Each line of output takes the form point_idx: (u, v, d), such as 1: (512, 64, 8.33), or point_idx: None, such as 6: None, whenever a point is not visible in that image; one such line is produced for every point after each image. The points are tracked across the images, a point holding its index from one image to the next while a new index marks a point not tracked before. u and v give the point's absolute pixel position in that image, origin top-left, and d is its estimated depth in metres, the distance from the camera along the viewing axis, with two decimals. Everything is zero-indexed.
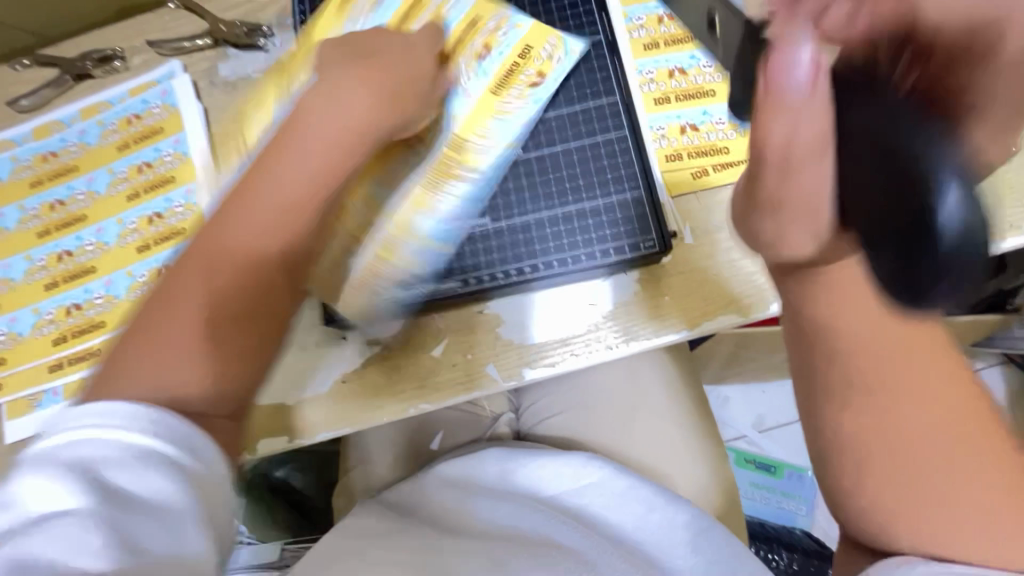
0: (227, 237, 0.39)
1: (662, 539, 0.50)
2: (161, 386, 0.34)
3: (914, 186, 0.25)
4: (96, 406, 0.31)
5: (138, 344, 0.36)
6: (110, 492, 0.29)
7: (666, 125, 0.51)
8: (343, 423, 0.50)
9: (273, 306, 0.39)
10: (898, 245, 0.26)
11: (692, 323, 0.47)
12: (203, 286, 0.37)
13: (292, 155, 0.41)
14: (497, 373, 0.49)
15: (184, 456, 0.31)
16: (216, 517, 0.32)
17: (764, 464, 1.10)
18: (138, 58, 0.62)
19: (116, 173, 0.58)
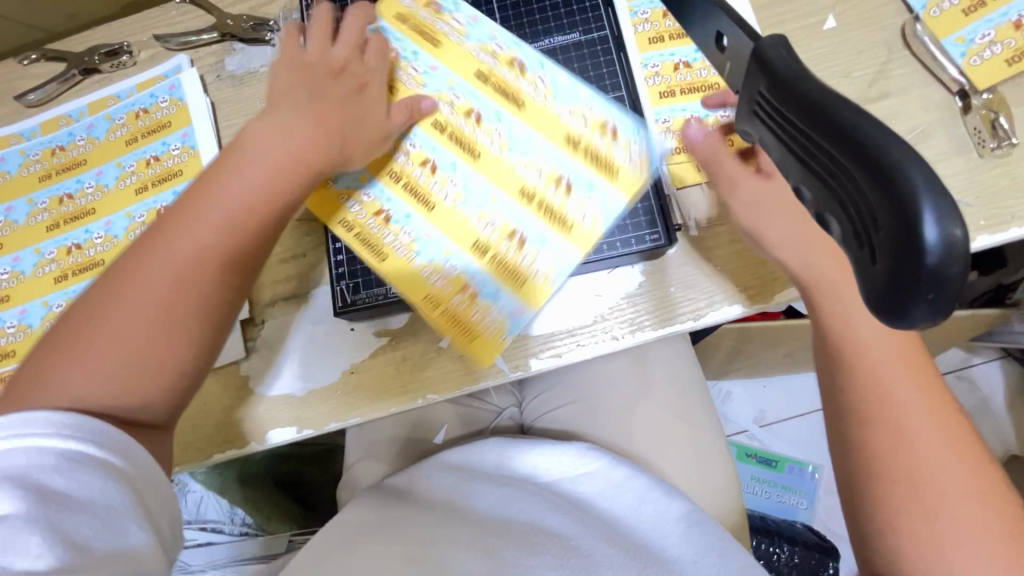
0: (172, 249, 0.40)
1: (656, 528, 0.51)
2: (115, 388, 0.37)
3: (884, 183, 0.17)
4: (19, 415, 0.33)
5: (68, 349, 0.38)
6: (44, 495, 0.31)
7: (671, 118, 0.51)
8: (350, 414, 0.50)
9: (212, 321, 0.41)
10: (894, 265, 0.17)
11: (697, 314, 0.48)
12: (143, 296, 0.39)
13: (237, 174, 0.44)
14: (504, 364, 0.49)
15: (114, 457, 0.34)
16: (151, 513, 0.36)
17: (766, 459, 1.11)
18: (145, 53, 0.62)
19: (124, 167, 0.58)
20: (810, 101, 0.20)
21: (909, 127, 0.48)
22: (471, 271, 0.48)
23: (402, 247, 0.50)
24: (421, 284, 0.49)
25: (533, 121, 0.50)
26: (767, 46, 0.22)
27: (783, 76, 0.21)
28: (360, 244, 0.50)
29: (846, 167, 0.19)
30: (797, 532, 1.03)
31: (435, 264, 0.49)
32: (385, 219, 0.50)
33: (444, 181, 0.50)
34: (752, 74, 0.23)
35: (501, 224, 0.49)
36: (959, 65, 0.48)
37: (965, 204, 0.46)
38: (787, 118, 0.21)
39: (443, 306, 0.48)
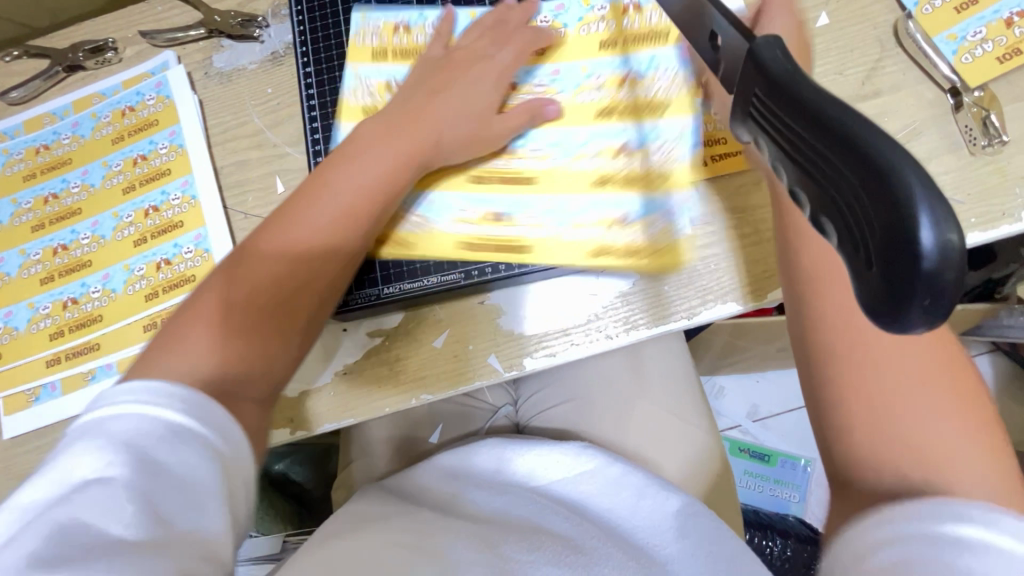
0: (304, 221, 0.44)
1: (654, 525, 0.51)
2: (240, 354, 0.39)
3: (882, 187, 0.17)
4: (138, 381, 0.33)
5: (187, 322, 0.39)
6: (149, 466, 0.31)
7: (606, 144, 0.51)
8: (344, 415, 0.50)
9: (319, 298, 0.44)
10: (887, 269, 0.17)
11: (691, 313, 0.48)
12: (272, 268, 0.42)
13: (368, 156, 0.47)
14: (498, 363, 0.49)
15: (215, 437, 0.33)
16: (234, 501, 0.34)
17: (759, 453, 1.11)
18: (131, 49, 0.61)
19: (110, 166, 0.57)
20: (806, 104, 0.20)
21: (901, 125, 0.48)
22: (605, 203, 0.49)
23: (536, 234, 0.49)
24: (570, 245, 0.49)
25: (569, 66, 0.53)
26: (761, 47, 0.22)
27: (777, 78, 0.21)
28: (489, 253, 0.50)
29: (840, 169, 0.18)
30: (790, 525, 1.04)
31: (573, 222, 0.49)
32: (483, 216, 0.51)
33: (526, 152, 0.51)
34: (748, 75, 0.23)
35: (602, 151, 0.51)
36: (951, 63, 0.48)
37: (957, 202, 0.46)
38: (781, 119, 0.21)
39: (605, 247, 0.48)
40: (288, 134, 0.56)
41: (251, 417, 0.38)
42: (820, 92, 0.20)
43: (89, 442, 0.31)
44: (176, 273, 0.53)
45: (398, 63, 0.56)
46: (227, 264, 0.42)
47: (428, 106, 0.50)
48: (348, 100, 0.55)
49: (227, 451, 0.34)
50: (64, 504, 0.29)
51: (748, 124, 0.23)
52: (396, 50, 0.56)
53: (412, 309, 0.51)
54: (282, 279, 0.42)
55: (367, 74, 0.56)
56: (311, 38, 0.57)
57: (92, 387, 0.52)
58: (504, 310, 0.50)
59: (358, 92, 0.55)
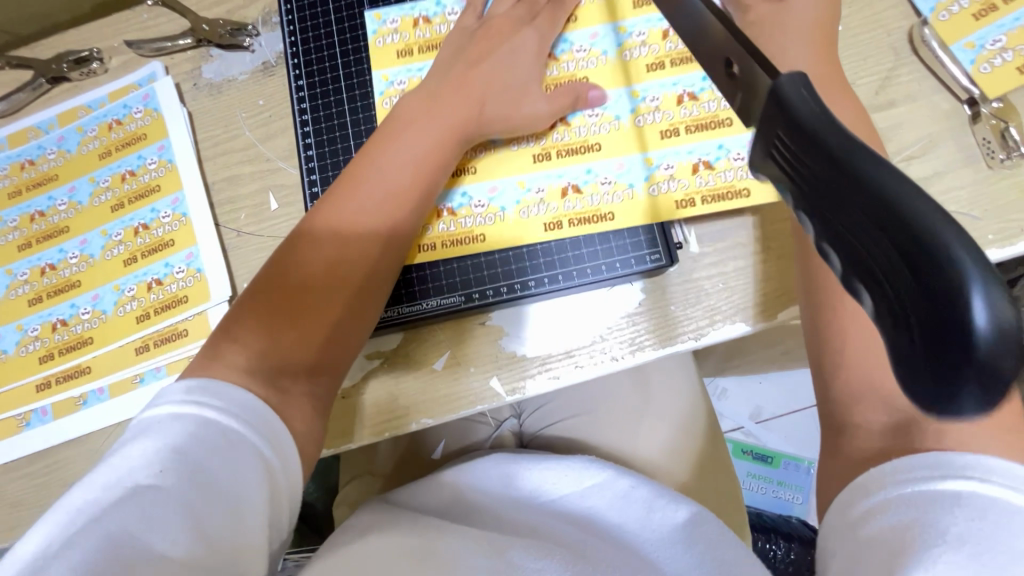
0: (349, 210, 0.46)
1: (662, 537, 0.49)
2: (292, 344, 0.43)
3: (929, 260, 0.16)
4: (204, 384, 0.38)
5: (254, 313, 0.43)
6: (199, 474, 0.34)
7: (661, 95, 0.50)
8: (345, 439, 0.49)
9: (368, 283, 0.46)
10: (932, 350, 0.16)
11: (699, 334, 0.46)
12: (320, 260, 0.44)
13: (406, 140, 0.47)
14: (500, 387, 0.48)
15: (265, 446, 0.38)
16: (274, 511, 0.38)
17: (762, 455, 1.10)
18: (117, 60, 0.59)
19: (98, 182, 0.55)
20: (838, 156, 0.19)
21: (916, 137, 0.47)
22: (681, 150, 0.48)
23: (614, 200, 0.48)
24: (661, 197, 0.48)
25: (606, 39, 0.52)
26: (784, 83, 0.21)
27: (804, 124, 0.20)
28: (588, 226, 0.48)
29: (877, 233, 0.17)
30: (794, 528, 1.03)
31: (655, 175, 0.48)
32: (553, 190, 0.50)
33: (585, 118, 0.50)
34: (769, 113, 0.21)
35: (663, 103, 0.50)
36: (969, 72, 0.46)
37: (973, 218, 0.45)
38: (804, 170, 0.20)
39: (695, 195, 0.47)
40: (280, 148, 0.54)
41: (301, 406, 0.42)
42: (850, 144, 0.19)
43: (150, 444, 0.35)
44: (168, 294, 0.52)
45: (424, 59, 0.54)
46: (285, 252, 0.45)
47: (470, 76, 0.50)
48: (379, 108, 0.53)
49: (272, 458, 0.38)
50: (115, 504, 0.32)
51: (767, 167, 0.22)
52: (422, 44, 0.54)
53: (411, 330, 0.49)
54: (329, 269, 0.44)
55: (395, 75, 0.53)
56: (303, 49, 0.55)
57: (83, 412, 0.51)
58: (506, 331, 0.48)
59: (389, 94, 0.53)
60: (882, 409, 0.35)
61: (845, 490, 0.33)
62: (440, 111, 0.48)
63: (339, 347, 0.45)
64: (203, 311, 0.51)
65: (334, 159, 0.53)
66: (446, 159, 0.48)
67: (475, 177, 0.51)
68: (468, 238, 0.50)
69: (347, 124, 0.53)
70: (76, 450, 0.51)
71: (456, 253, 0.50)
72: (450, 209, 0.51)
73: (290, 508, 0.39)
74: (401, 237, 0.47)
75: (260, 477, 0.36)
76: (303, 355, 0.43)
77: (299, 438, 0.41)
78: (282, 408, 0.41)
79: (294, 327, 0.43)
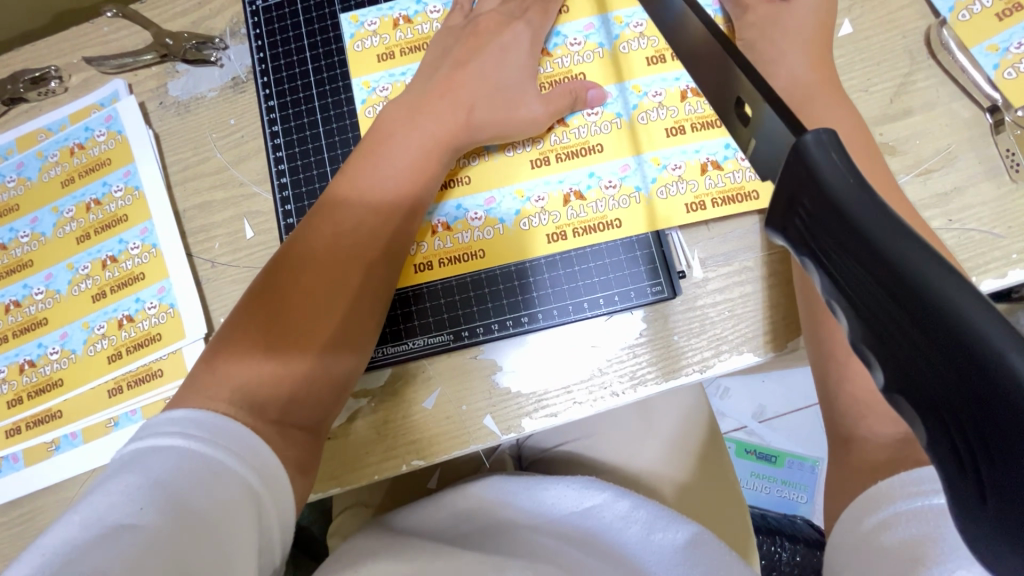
0: (331, 234, 0.43)
1: (665, 560, 0.45)
2: (277, 381, 0.40)
3: (1012, 410, 0.14)
4: (186, 417, 0.36)
5: (232, 350, 0.40)
6: (181, 509, 0.31)
7: (663, 89, 0.47)
8: (330, 485, 0.45)
9: (359, 310, 0.43)
10: (1013, 511, 0.14)
11: (705, 366, 0.43)
12: (303, 287, 0.41)
13: (393, 153, 0.44)
14: (495, 426, 0.44)
15: (254, 476, 0.35)
16: (264, 547, 0.35)
17: (767, 455, 1.02)
18: (77, 77, 0.55)
19: (61, 212, 0.52)
20: (886, 254, 0.16)
21: (934, 148, 0.44)
22: (688, 148, 0.45)
23: (621, 205, 0.45)
24: (670, 200, 0.45)
25: (602, 32, 0.48)
26: (812, 146, 0.17)
27: (840, 206, 0.17)
28: (594, 235, 0.46)
29: (939, 364, 0.15)
30: (798, 530, 0.97)
31: (663, 176, 0.45)
32: (554, 199, 0.46)
33: (585, 118, 0.47)
34: (794, 179, 0.18)
35: (666, 98, 0.46)
36: (991, 78, 0.43)
37: (997, 236, 0.42)
38: (840, 267, 0.17)
39: (705, 197, 0.45)
40: (253, 171, 0.51)
41: (293, 445, 0.39)
42: (899, 238, 0.16)
43: (131, 478, 0.32)
44: (140, 331, 0.49)
45: (408, 61, 0.50)
46: (264, 281, 0.42)
47: (458, 83, 0.46)
48: (362, 118, 0.49)
49: (261, 489, 0.35)
50: (92, 541, 0.29)
51: (792, 244, 0.19)
52: (404, 46, 0.50)
53: (398, 366, 0.46)
54: (314, 296, 0.41)
55: (377, 81, 0.50)
56: (274, 65, 0.52)
57: (55, 459, 0.48)
58: (499, 366, 0.45)
59: (371, 103, 0.49)
60: (905, 452, 0.32)
61: (856, 500, 0.32)
62: (420, 133, 0.45)
63: (330, 378, 0.42)
64: (177, 350, 0.48)
65: (310, 186, 0.49)
66: (435, 172, 0.45)
67: (470, 187, 0.47)
68: (466, 254, 0.47)
69: (322, 148, 0.50)
70: (47, 500, 0.48)
71: (454, 271, 0.47)
72: (445, 223, 0.47)
73: (283, 535, 0.37)
74: (390, 259, 0.44)
75: (251, 508, 0.34)
76: (292, 387, 0.40)
77: (292, 477, 0.39)
78: (274, 441, 0.38)
79: (280, 358, 0.40)
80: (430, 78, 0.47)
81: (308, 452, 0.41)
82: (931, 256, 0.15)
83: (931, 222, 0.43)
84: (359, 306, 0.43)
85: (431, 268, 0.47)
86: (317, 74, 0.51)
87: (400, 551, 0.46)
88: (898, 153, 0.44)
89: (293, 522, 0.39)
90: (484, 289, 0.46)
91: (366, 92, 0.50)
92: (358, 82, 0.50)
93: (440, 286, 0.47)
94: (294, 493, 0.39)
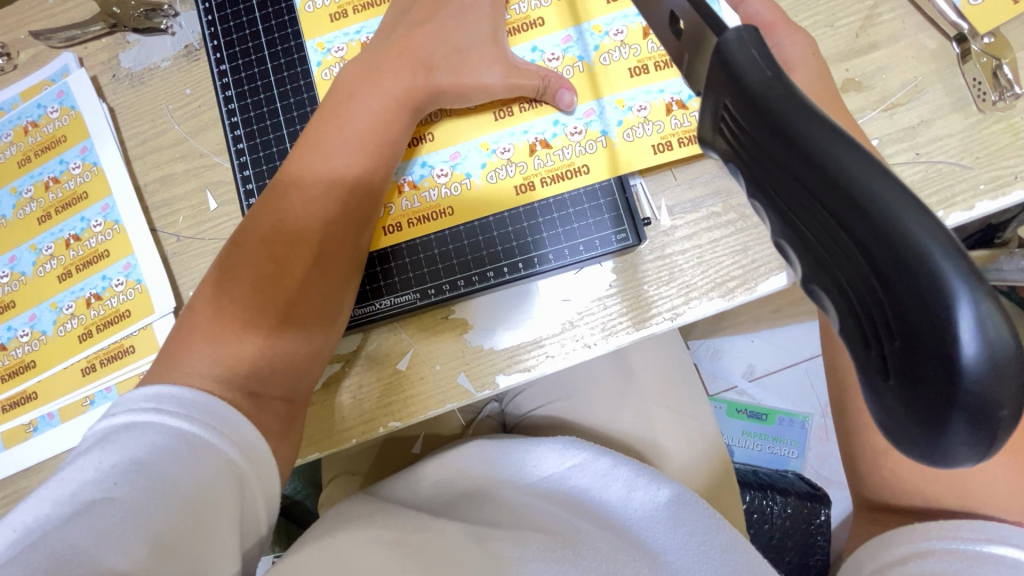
0: (294, 195, 0.42)
1: (644, 519, 0.46)
2: (245, 347, 0.39)
3: (910, 281, 0.14)
4: (158, 388, 0.36)
5: (205, 317, 0.40)
6: (158, 486, 0.32)
7: (625, 28, 0.45)
8: (311, 450, 0.45)
9: (329, 270, 0.42)
10: (911, 384, 0.14)
11: (673, 313, 0.43)
12: (267, 249, 0.41)
13: (351, 112, 0.43)
14: (469, 384, 0.44)
15: (235, 452, 0.35)
16: (246, 517, 0.36)
17: (757, 413, 1.00)
18: (27, 54, 0.54)
19: (19, 193, 0.51)
20: (796, 140, 0.16)
21: (901, 82, 0.43)
22: (652, 89, 0.45)
23: (588, 150, 0.45)
24: (635, 143, 0.44)
25: None
26: (733, 44, 0.17)
27: (755, 102, 0.17)
28: (563, 183, 0.45)
29: (848, 247, 0.15)
30: (790, 483, 0.92)
31: (628, 119, 0.44)
32: (520, 149, 0.45)
33: (546, 64, 0.46)
34: (717, 81, 0.18)
35: (628, 36, 0.45)
36: (957, 7, 0.42)
37: (964, 167, 0.41)
38: (757, 164, 0.17)
39: (671, 137, 0.44)
40: (213, 141, 0.50)
41: (271, 412, 0.39)
42: (812, 122, 0.15)
43: (106, 452, 0.32)
44: (108, 309, 0.48)
45: (362, 19, 0.48)
46: (229, 248, 0.42)
47: (414, 38, 0.45)
48: (318, 81, 0.48)
49: (244, 464, 0.35)
50: (65, 518, 0.30)
51: (719, 149, 0.19)
52: (357, 3, 0.49)
53: (371, 330, 0.46)
54: (279, 258, 0.41)
55: (331, 42, 0.48)
56: (223, 28, 0.50)
57: (34, 440, 0.48)
58: (471, 324, 0.45)
59: (327, 65, 0.48)
60: None
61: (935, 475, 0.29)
62: (375, 87, 0.43)
63: (303, 340, 0.41)
64: (148, 325, 0.48)
65: (267, 151, 0.48)
66: (399, 133, 0.44)
67: (434, 144, 0.47)
68: (435, 212, 0.46)
69: (277, 111, 0.49)
70: (29, 480, 0.48)
71: (425, 230, 0.46)
72: (411, 183, 0.46)
73: (268, 505, 0.37)
74: (357, 219, 0.43)
75: (230, 483, 0.34)
76: (272, 361, 0.40)
77: (274, 446, 0.39)
78: (256, 415, 0.38)
79: (257, 329, 0.40)
80: (387, 34, 0.46)
81: (289, 423, 0.41)
82: (846, 137, 0.15)
83: (898, 156, 0.42)
84: (328, 266, 0.42)
85: (400, 228, 0.46)
86: (269, 36, 0.49)
87: (384, 517, 0.45)
88: (864, 89, 0.43)
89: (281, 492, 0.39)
90: (452, 246, 0.46)
91: (320, 53, 0.48)
92: (313, 43, 0.49)
93: (409, 245, 0.46)
94: (277, 460, 0.39)
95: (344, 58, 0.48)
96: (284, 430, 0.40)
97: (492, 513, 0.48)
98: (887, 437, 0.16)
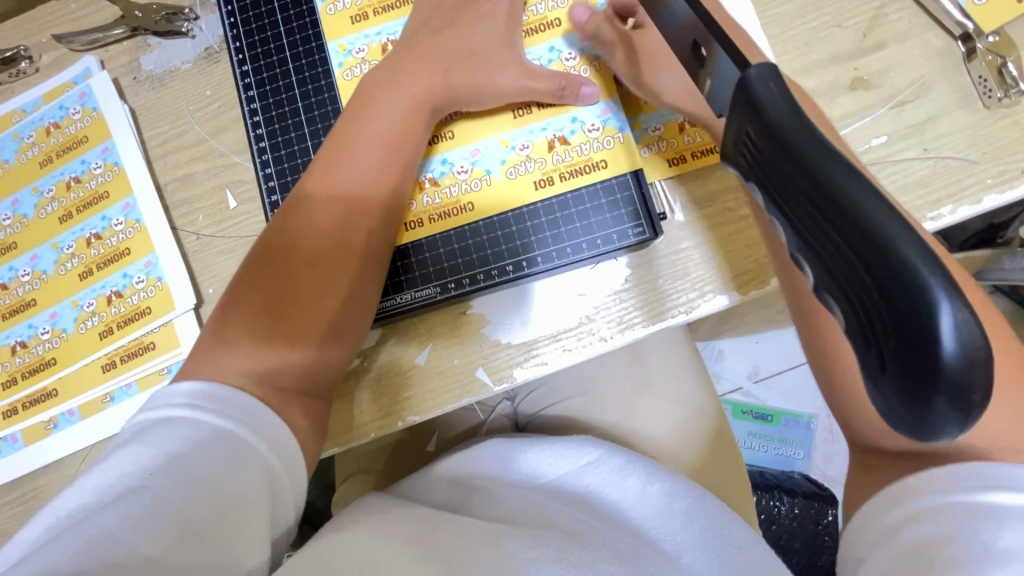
0: (322, 191, 0.43)
1: (657, 516, 0.44)
2: (274, 340, 0.40)
3: (892, 275, 0.19)
4: (191, 383, 0.36)
5: (233, 310, 0.40)
6: (187, 480, 0.32)
7: None
8: (333, 442, 0.46)
9: (354, 263, 0.42)
10: (902, 379, 0.19)
11: (687, 306, 0.44)
12: (295, 245, 0.42)
13: (377, 112, 0.44)
14: (487, 377, 0.45)
15: (265, 447, 0.35)
16: (276, 510, 0.36)
17: (762, 414, 0.96)
18: (47, 57, 0.55)
19: (41, 193, 0.52)
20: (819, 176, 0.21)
21: (909, 79, 0.44)
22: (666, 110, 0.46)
23: (605, 146, 0.46)
24: (651, 160, 0.46)
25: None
26: (755, 79, 0.23)
27: (781, 137, 0.22)
28: (582, 178, 0.46)
29: (863, 272, 0.20)
30: (796, 483, 0.90)
31: (643, 138, 0.46)
32: (539, 146, 0.46)
33: (563, 63, 0.47)
34: (739, 111, 0.23)
35: None
36: (962, 7, 0.44)
37: (972, 162, 0.42)
38: (778, 185, 0.22)
39: (685, 152, 0.46)
40: (234, 142, 0.51)
41: (300, 410, 0.40)
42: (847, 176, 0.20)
43: (142, 447, 0.33)
44: (129, 306, 0.49)
45: (382, 21, 0.49)
46: (258, 244, 0.43)
47: (434, 43, 0.46)
48: (340, 80, 0.49)
49: (272, 458, 0.36)
50: (99, 507, 0.31)
51: (739, 166, 0.25)
52: (377, 6, 0.50)
53: (388, 323, 0.47)
54: (306, 252, 0.42)
55: (352, 43, 0.49)
56: (245, 31, 0.51)
57: (54, 436, 0.49)
58: (490, 319, 0.46)
59: (348, 65, 0.49)
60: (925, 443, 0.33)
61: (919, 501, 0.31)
62: (399, 87, 0.44)
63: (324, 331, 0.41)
64: (168, 322, 0.48)
65: (289, 150, 0.49)
66: (422, 133, 0.45)
67: (454, 142, 0.47)
68: (456, 208, 0.47)
69: (298, 111, 0.50)
70: (50, 476, 0.49)
71: (445, 226, 0.47)
72: (432, 179, 0.47)
73: (296, 498, 0.38)
74: (382, 213, 0.44)
75: (260, 477, 0.34)
76: (297, 358, 0.40)
77: (305, 440, 0.39)
78: (282, 408, 0.38)
79: (283, 326, 0.40)
80: (409, 37, 0.47)
81: (317, 417, 0.41)
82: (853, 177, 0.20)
83: (907, 151, 0.43)
84: (353, 261, 0.42)
85: (422, 224, 0.47)
86: (291, 38, 0.50)
87: (401, 517, 0.45)
88: (872, 87, 0.44)
89: (306, 485, 0.39)
90: (469, 242, 0.46)
91: (341, 55, 0.49)
92: (333, 45, 0.50)
93: (429, 241, 0.47)
94: (305, 457, 0.39)
95: (365, 59, 0.49)
96: (312, 420, 0.41)
97: (505, 512, 0.46)
98: (898, 409, 0.20)
